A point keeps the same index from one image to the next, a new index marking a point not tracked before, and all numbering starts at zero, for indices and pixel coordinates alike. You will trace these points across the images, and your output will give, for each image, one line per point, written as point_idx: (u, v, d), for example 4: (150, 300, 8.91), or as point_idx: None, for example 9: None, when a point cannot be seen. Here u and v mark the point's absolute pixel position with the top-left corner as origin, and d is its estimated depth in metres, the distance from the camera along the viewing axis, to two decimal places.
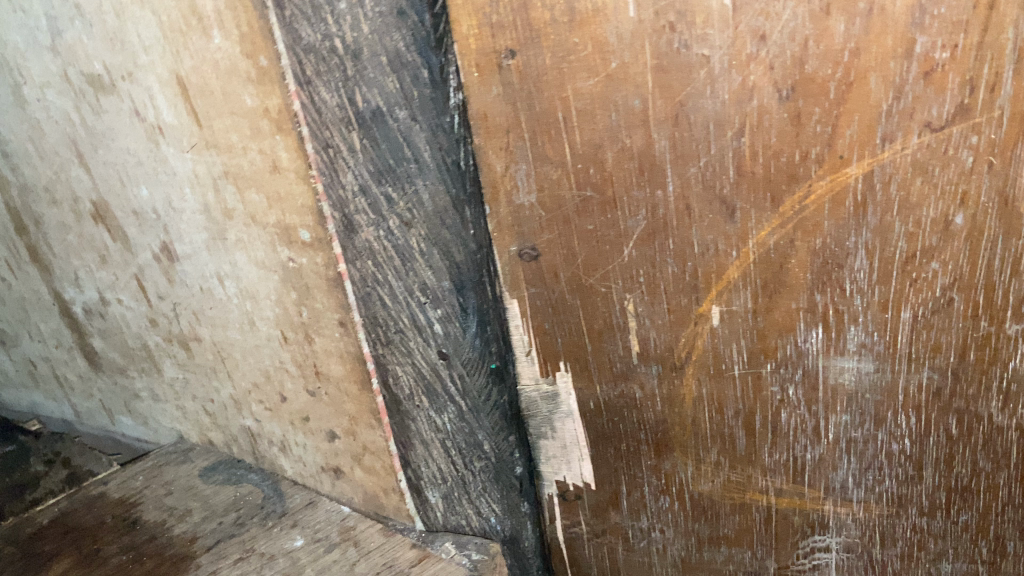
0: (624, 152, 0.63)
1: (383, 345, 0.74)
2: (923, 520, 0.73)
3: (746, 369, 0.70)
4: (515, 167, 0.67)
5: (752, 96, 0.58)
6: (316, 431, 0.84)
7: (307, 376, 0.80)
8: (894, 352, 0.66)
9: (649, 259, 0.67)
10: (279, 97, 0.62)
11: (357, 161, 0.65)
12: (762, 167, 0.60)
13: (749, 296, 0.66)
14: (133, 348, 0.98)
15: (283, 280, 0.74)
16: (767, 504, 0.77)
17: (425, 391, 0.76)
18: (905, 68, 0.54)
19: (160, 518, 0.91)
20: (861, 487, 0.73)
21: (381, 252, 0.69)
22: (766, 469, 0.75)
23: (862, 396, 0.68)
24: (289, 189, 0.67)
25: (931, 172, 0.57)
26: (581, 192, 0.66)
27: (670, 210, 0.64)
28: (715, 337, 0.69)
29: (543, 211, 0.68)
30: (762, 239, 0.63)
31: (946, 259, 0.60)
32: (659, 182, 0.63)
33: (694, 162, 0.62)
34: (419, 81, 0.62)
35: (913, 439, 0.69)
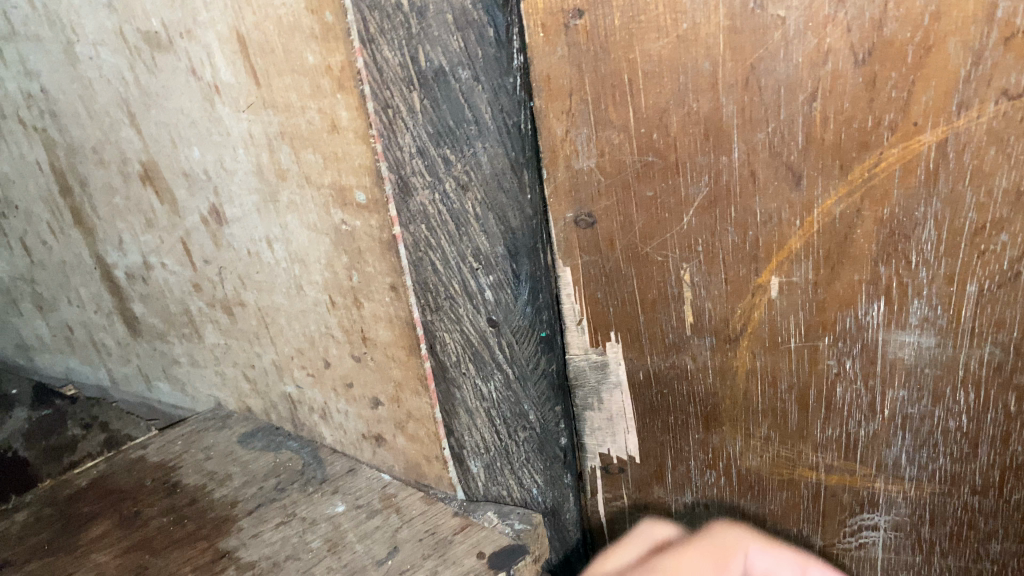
0: (689, 116, 0.63)
1: (432, 311, 0.73)
2: (975, 499, 0.72)
3: (802, 342, 0.70)
4: (576, 131, 0.68)
5: (827, 59, 0.58)
6: (359, 399, 0.84)
7: (353, 342, 0.80)
8: (957, 327, 0.65)
9: (709, 228, 0.67)
10: (343, 54, 0.62)
11: (416, 122, 0.64)
12: (832, 134, 0.60)
13: (810, 267, 0.66)
14: (175, 313, 0.98)
15: (334, 244, 0.74)
16: (817, 480, 0.77)
17: (472, 358, 0.75)
18: (985, 33, 0.53)
19: (200, 483, 0.91)
20: (914, 464, 0.73)
21: (435, 216, 0.68)
22: (817, 446, 0.75)
23: (921, 370, 0.68)
24: (346, 150, 0.67)
25: (1006, 142, 0.56)
26: (642, 157, 0.66)
27: (734, 177, 0.64)
28: (772, 309, 0.69)
29: (602, 176, 0.69)
30: (828, 208, 0.63)
31: (1017, 231, 0.59)
32: (724, 149, 0.63)
33: (762, 128, 0.62)
34: (484, 40, 0.62)
35: (970, 415, 0.68)
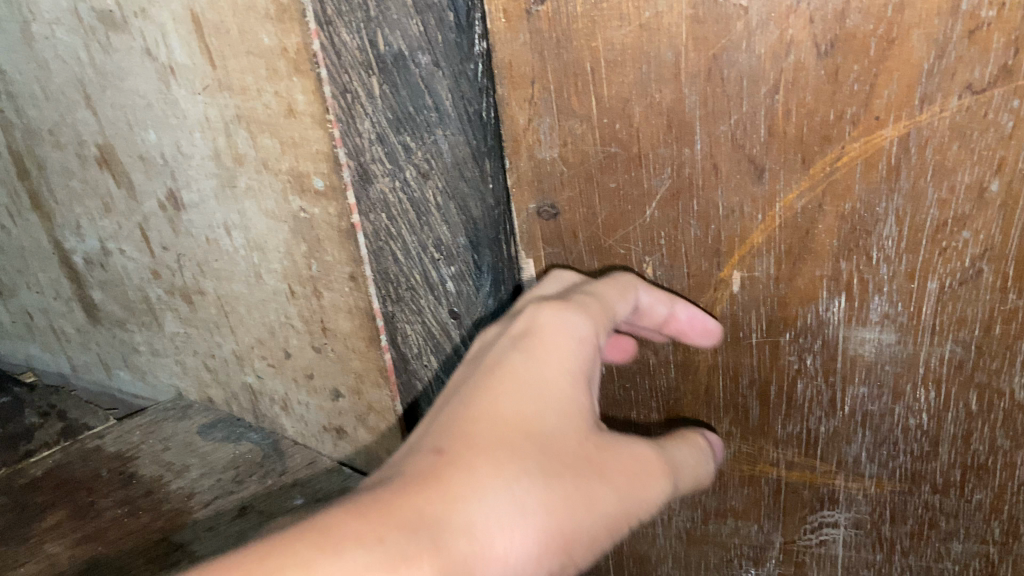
0: (652, 107, 0.61)
1: (393, 301, 0.72)
2: (936, 498, 0.72)
3: (763, 337, 0.70)
4: (538, 120, 0.65)
5: (789, 51, 0.56)
6: (320, 390, 0.83)
7: (313, 333, 0.79)
8: (918, 325, 0.64)
9: (672, 222, 0.66)
10: (299, 35, 0.62)
11: (375, 107, 0.63)
12: (794, 126, 0.58)
13: (772, 261, 0.65)
14: (134, 301, 0.96)
15: (293, 231, 0.73)
16: (777, 476, 0.77)
17: (433, 351, 0.73)
18: (949, 26, 0.52)
19: (157, 474, 0.89)
20: (874, 462, 0.72)
21: (395, 204, 0.67)
22: (778, 441, 0.75)
23: (882, 367, 0.67)
24: (304, 135, 0.67)
25: (969, 137, 0.55)
26: (605, 148, 0.64)
27: (696, 169, 0.63)
28: (734, 304, 0.69)
29: (565, 167, 0.66)
30: (790, 203, 0.62)
31: (978, 228, 0.58)
32: (687, 140, 0.62)
33: (724, 120, 0.60)
34: (444, 24, 0.60)
35: (931, 413, 0.68)
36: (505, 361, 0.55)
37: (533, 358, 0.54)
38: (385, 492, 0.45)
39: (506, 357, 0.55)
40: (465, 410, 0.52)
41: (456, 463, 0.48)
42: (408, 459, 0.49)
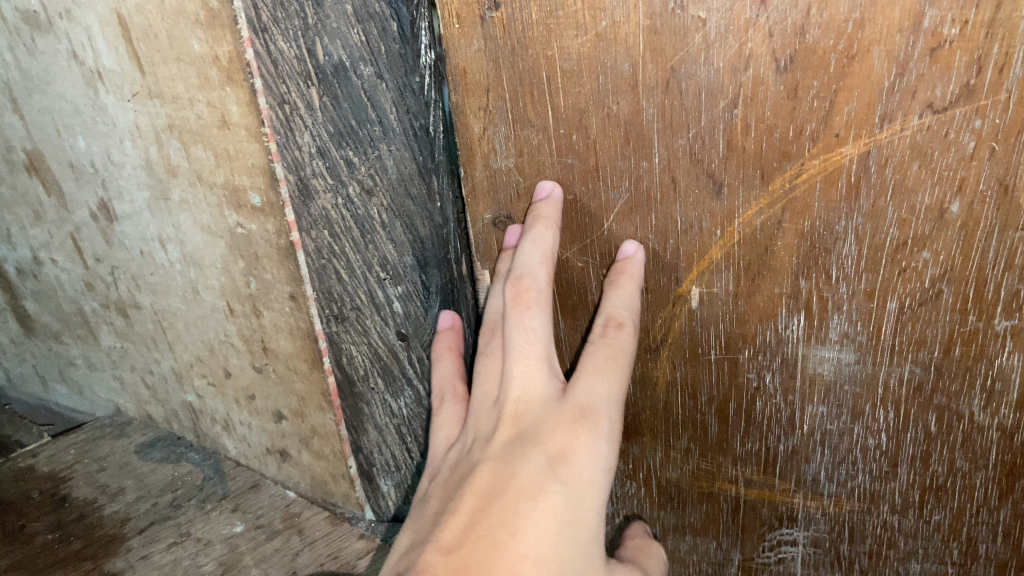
0: (610, 118, 0.61)
1: (337, 322, 0.68)
2: (895, 518, 0.72)
3: (722, 354, 0.70)
4: (493, 129, 0.65)
5: (749, 65, 0.55)
6: (261, 411, 0.78)
7: (254, 352, 0.74)
8: (877, 344, 0.64)
9: (630, 235, 0.66)
10: (231, 43, 0.56)
11: (315, 120, 0.60)
12: (754, 142, 0.58)
13: (731, 278, 0.65)
14: (69, 313, 0.91)
15: (230, 247, 0.68)
16: (735, 493, 0.77)
17: (380, 372, 0.73)
18: (910, 42, 0.51)
19: (91, 497, 0.85)
20: (833, 481, 0.73)
21: (338, 221, 0.64)
22: (737, 459, 0.76)
23: (840, 386, 0.67)
24: (239, 147, 0.61)
25: (930, 157, 0.54)
26: (562, 159, 0.64)
27: (654, 183, 0.63)
28: (692, 319, 0.69)
29: (521, 176, 0.66)
30: (749, 218, 0.61)
31: (937, 249, 0.57)
32: (645, 153, 0.61)
33: (683, 133, 0.59)
34: (387, 34, 0.60)
35: (890, 434, 0.68)
36: (546, 484, 0.58)
37: (570, 487, 0.58)
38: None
39: (548, 476, 0.58)
40: (510, 535, 0.55)
41: None
42: None
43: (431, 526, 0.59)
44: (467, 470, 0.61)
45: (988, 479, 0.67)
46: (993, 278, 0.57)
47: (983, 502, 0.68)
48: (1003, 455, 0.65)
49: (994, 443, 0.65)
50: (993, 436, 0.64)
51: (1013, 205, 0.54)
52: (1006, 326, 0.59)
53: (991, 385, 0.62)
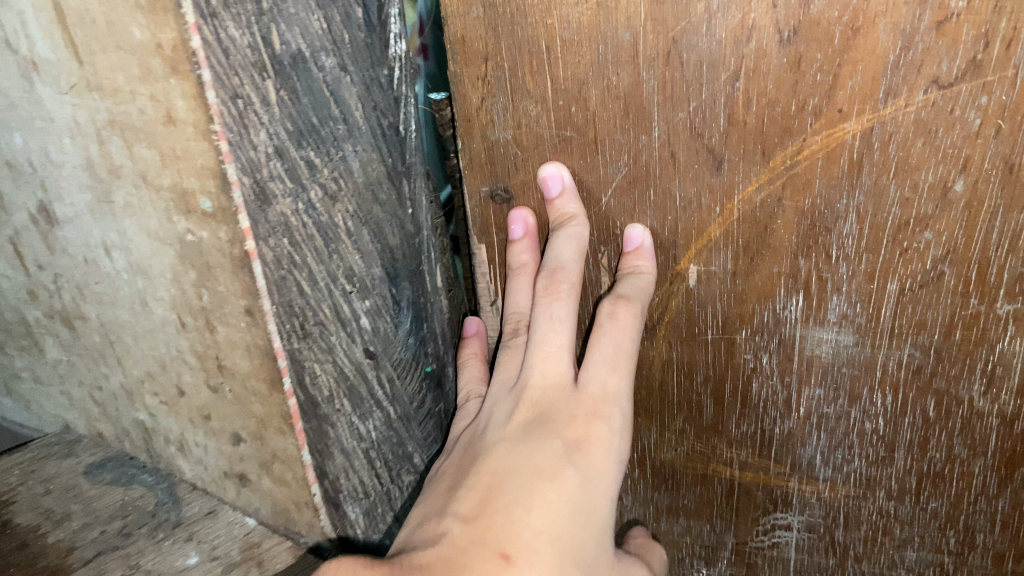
0: (609, 90, 0.65)
1: (299, 338, 0.62)
2: (890, 504, 0.80)
3: (719, 335, 0.77)
4: (492, 100, 0.69)
5: (750, 36, 0.59)
6: (219, 432, 0.72)
7: (209, 370, 0.68)
8: (876, 327, 0.70)
9: (628, 209, 0.71)
10: (174, 29, 0.49)
11: (273, 116, 0.54)
12: (755, 116, 0.63)
13: (729, 257, 0.71)
14: (12, 322, 0.84)
15: (180, 256, 0.61)
16: (730, 475, 0.86)
17: (347, 393, 0.67)
18: (917, 15, 0.55)
19: (34, 523, 0.78)
20: (829, 466, 0.81)
21: (299, 229, 0.59)
22: (733, 440, 0.83)
23: (839, 369, 0.74)
24: (187, 146, 0.55)
25: (934, 134, 0.59)
26: (559, 131, 0.69)
27: (653, 157, 0.68)
28: (689, 297, 0.75)
29: (520, 149, 0.71)
30: (749, 195, 0.67)
31: (940, 229, 0.63)
32: (646, 126, 0.66)
33: (683, 107, 0.64)
34: (351, 22, 0.56)
35: (887, 418, 0.75)
36: (562, 469, 0.69)
37: (584, 473, 0.70)
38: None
39: (564, 463, 0.69)
40: (526, 512, 0.65)
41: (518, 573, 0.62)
42: (478, 548, 0.63)
43: (448, 497, 0.68)
44: (488, 445, 0.72)
45: (987, 466, 0.75)
46: (997, 261, 0.64)
47: (982, 489, 0.76)
48: (1002, 443, 0.73)
49: (991, 430, 0.72)
50: (991, 422, 0.72)
51: (1017, 184, 0.60)
52: (1006, 311, 0.66)
53: (990, 370, 0.69)
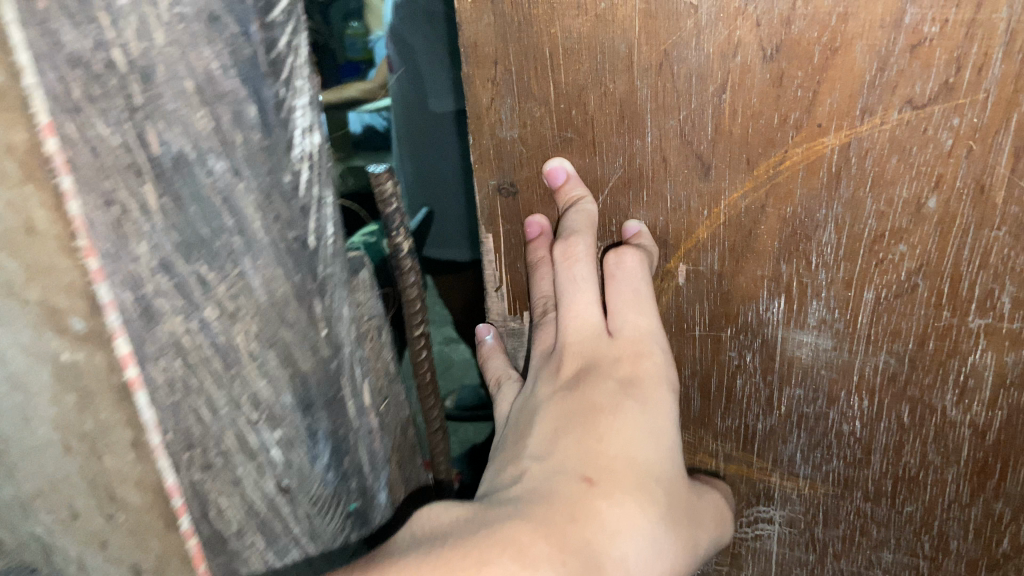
0: (606, 97, 0.69)
1: (202, 470, 0.54)
2: (867, 506, 0.83)
3: (707, 331, 0.80)
4: (500, 101, 0.72)
5: (738, 53, 0.64)
6: (117, 560, 0.63)
7: (100, 498, 0.58)
8: (853, 332, 0.74)
9: (622, 209, 0.75)
10: (25, 130, 0.40)
11: (154, 226, 0.46)
12: (740, 127, 0.67)
13: (717, 257, 0.75)
14: None
15: (55, 378, 0.51)
16: (716, 467, 0.88)
17: (257, 525, 0.60)
18: (892, 39, 0.60)
19: None
20: (808, 464, 0.83)
21: (192, 351, 0.51)
22: (718, 434, 0.86)
23: (818, 371, 0.77)
24: (51, 262, 0.44)
25: (908, 151, 0.64)
26: (561, 133, 0.72)
27: (646, 161, 0.71)
28: (679, 296, 0.79)
29: (523, 147, 0.74)
30: (734, 201, 0.71)
31: (914, 242, 0.68)
32: (638, 132, 0.70)
33: (674, 115, 0.68)
34: (243, 120, 0.50)
35: (865, 422, 0.78)
36: (621, 402, 0.72)
37: (642, 402, 0.72)
38: (532, 500, 0.60)
39: (620, 398, 0.72)
40: (596, 443, 0.68)
41: (602, 493, 0.63)
42: (560, 478, 0.64)
43: (515, 449, 0.71)
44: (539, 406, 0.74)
45: (960, 474, 0.77)
46: (968, 275, 0.67)
47: (956, 497, 0.78)
48: (975, 453, 0.75)
49: (964, 439, 0.75)
50: (963, 432, 0.75)
51: (986, 204, 0.64)
52: (978, 325, 0.69)
53: (963, 381, 0.72)
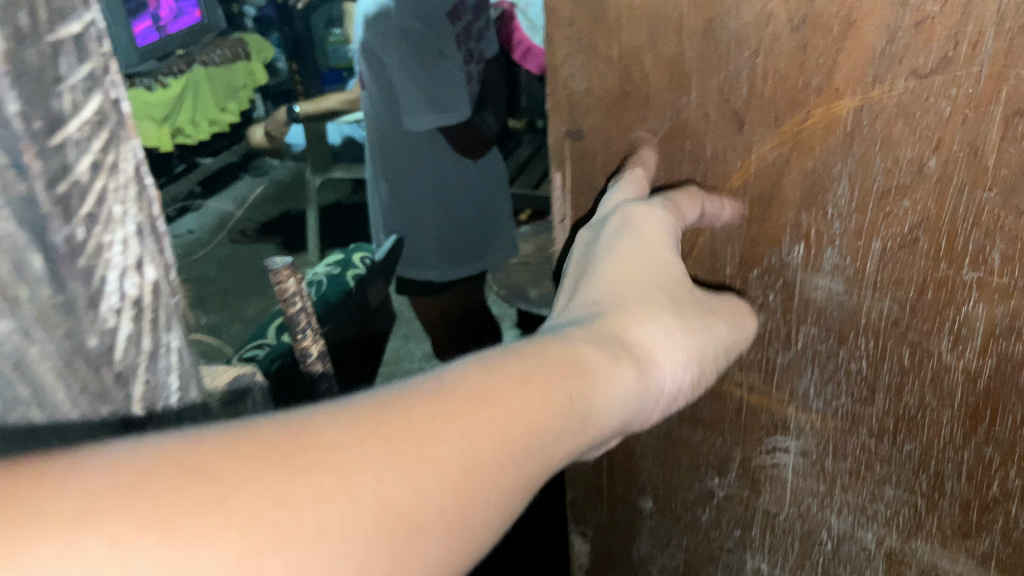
0: (659, 57, 0.79)
1: None
2: (871, 442, 0.87)
3: (736, 270, 0.87)
4: (574, 57, 0.85)
5: (768, 24, 0.71)
6: None
7: None
8: (862, 278, 0.78)
9: (668, 158, 0.85)
10: None
11: None
12: (769, 88, 0.74)
13: (745, 205, 0.82)
14: None
15: None
16: (739, 396, 0.95)
17: None
18: (900, 15, 0.64)
19: None
20: (820, 398, 0.88)
21: None
22: (743, 363, 0.92)
23: (830, 311, 0.82)
24: None
25: (912, 116, 0.68)
26: (622, 87, 0.84)
27: (690, 115, 0.80)
28: (712, 236, 0.87)
29: (595, 98, 0.86)
30: (762, 153, 0.78)
31: (916, 199, 0.71)
32: (684, 91, 0.79)
33: (715, 75, 0.76)
34: (25, 269, 0.46)
35: (870, 362, 0.82)
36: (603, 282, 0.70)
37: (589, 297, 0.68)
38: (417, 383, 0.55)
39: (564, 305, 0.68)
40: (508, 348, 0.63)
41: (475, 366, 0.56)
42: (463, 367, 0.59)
43: None
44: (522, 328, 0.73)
45: (954, 418, 0.80)
46: (963, 233, 0.70)
47: (951, 440, 0.81)
48: (968, 397, 0.78)
49: (957, 384, 0.78)
50: (957, 378, 0.77)
51: (979, 166, 0.67)
52: (971, 278, 0.72)
53: (956, 330, 0.75)
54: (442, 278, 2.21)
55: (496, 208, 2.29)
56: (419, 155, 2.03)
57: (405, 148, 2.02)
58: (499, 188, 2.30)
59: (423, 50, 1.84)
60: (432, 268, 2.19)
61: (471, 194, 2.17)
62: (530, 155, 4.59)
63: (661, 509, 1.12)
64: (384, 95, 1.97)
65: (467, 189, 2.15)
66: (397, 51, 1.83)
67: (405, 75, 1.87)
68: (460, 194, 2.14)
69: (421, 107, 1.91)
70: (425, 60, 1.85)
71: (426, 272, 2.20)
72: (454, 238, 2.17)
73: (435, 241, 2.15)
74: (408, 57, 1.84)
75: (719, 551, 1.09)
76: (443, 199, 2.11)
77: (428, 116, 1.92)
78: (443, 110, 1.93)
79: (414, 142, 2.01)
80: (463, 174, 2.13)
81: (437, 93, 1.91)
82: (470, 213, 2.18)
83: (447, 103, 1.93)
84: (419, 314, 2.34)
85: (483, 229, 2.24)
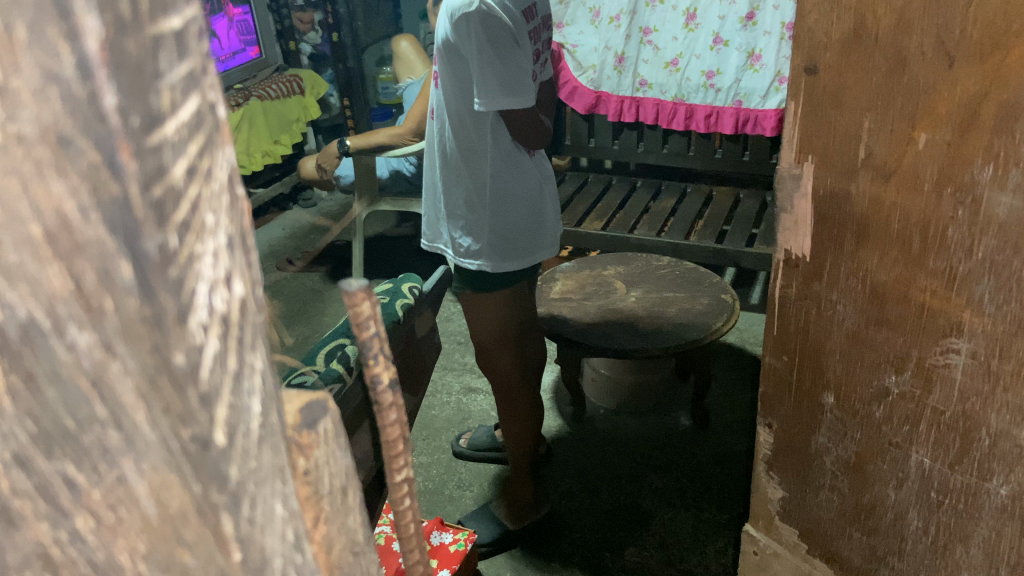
0: (901, 33, 0.90)
1: None
2: (993, 410, 1.00)
3: (891, 172, 0.98)
4: (809, 63, 1.01)
5: None
6: None
7: None
8: (992, 214, 0.90)
9: (885, 122, 0.96)
10: None
11: None
12: (971, 32, 0.84)
13: (945, 136, 0.91)
14: None
15: None
16: (920, 299, 1.02)
17: None
18: None
19: None
20: (994, 303, 0.94)
21: None
22: (923, 274, 1.00)
23: (985, 240, 0.91)
24: None
25: None
26: (875, 62, 0.94)
27: (914, 56, 0.90)
28: (912, 149, 0.95)
29: (831, 59, 0.98)
30: (951, 94, 0.88)
31: None
32: (899, 40, 0.90)
33: (912, 34, 0.89)
34: None
35: (988, 257, 0.92)
36: None
37: None
38: None
39: None
40: None
41: None
42: None
43: None
44: None
45: None
46: None
47: None
48: None
49: None
50: None
51: None
52: None
53: None
54: (494, 271, 2.12)
55: (545, 206, 2.22)
56: (474, 140, 2.04)
57: (465, 135, 2.05)
58: (548, 188, 2.26)
59: (500, 37, 1.89)
60: (481, 260, 2.12)
61: (524, 187, 2.14)
62: (573, 193, 4.59)
63: (842, 403, 1.21)
64: (458, 88, 2.01)
65: (521, 180, 2.12)
66: (474, 34, 1.88)
67: (478, 58, 1.90)
68: (512, 183, 2.10)
69: (492, 89, 1.91)
70: (499, 46, 1.90)
71: (475, 264, 2.12)
72: (504, 230, 2.11)
73: (487, 230, 2.10)
74: (483, 41, 1.88)
75: (888, 446, 1.17)
76: (499, 190, 2.09)
77: (498, 98, 1.92)
78: (513, 93, 1.93)
79: (479, 126, 2.03)
80: (518, 167, 2.11)
81: (509, 76, 1.92)
82: (521, 208, 2.14)
83: (517, 85, 1.94)
84: (467, 315, 2.26)
85: (533, 224, 2.17)
